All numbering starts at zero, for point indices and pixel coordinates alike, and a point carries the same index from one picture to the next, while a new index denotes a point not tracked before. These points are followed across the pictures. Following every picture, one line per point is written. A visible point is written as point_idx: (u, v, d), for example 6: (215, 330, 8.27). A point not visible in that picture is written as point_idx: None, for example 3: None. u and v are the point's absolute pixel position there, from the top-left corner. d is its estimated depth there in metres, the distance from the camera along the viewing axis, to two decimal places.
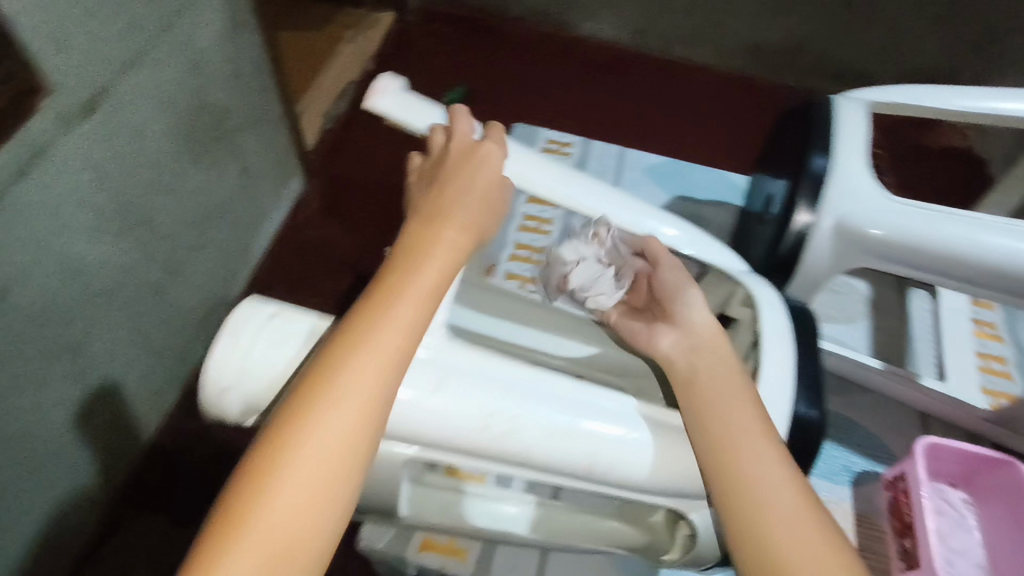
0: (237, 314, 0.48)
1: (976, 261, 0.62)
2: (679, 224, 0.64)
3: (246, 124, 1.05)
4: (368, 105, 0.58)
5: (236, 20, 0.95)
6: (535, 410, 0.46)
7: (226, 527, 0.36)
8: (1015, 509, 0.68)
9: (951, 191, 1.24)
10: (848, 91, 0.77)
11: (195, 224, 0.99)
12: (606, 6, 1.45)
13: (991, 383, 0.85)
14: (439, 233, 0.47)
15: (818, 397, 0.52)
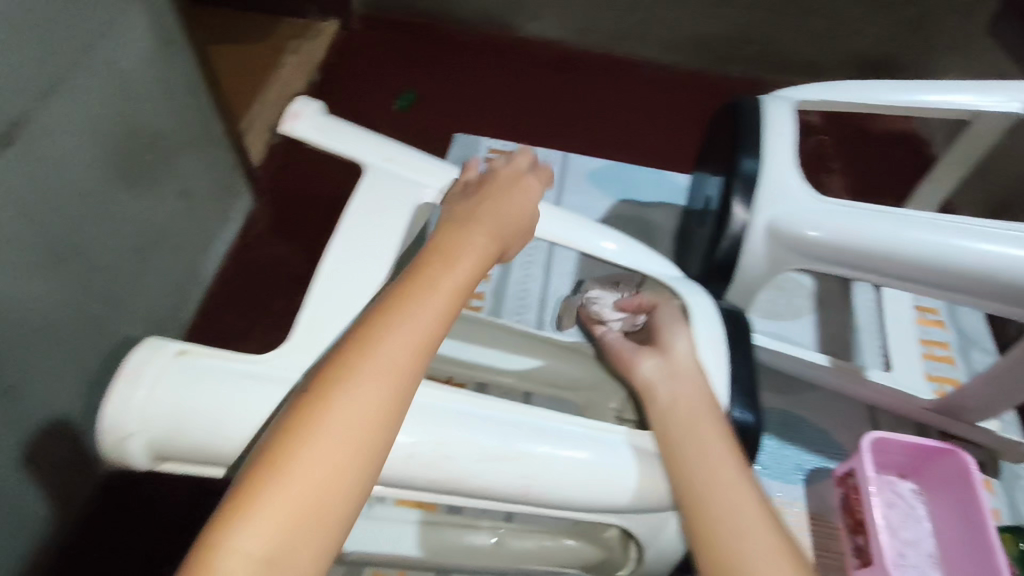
0: (134, 357, 0.41)
1: (921, 260, 0.57)
2: (623, 237, 0.59)
3: (182, 143, 0.99)
4: (282, 131, 0.54)
5: (163, 37, 0.90)
6: (468, 433, 0.44)
7: (237, 503, 0.35)
8: (963, 499, 0.62)
9: (892, 181, 1.25)
10: (779, 90, 0.71)
11: (135, 251, 0.93)
12: (548, 6, 1.38)
13: (935, 368, 0.82)
14: (468, 235, 0.47)
15: (753, 401, 0.52)
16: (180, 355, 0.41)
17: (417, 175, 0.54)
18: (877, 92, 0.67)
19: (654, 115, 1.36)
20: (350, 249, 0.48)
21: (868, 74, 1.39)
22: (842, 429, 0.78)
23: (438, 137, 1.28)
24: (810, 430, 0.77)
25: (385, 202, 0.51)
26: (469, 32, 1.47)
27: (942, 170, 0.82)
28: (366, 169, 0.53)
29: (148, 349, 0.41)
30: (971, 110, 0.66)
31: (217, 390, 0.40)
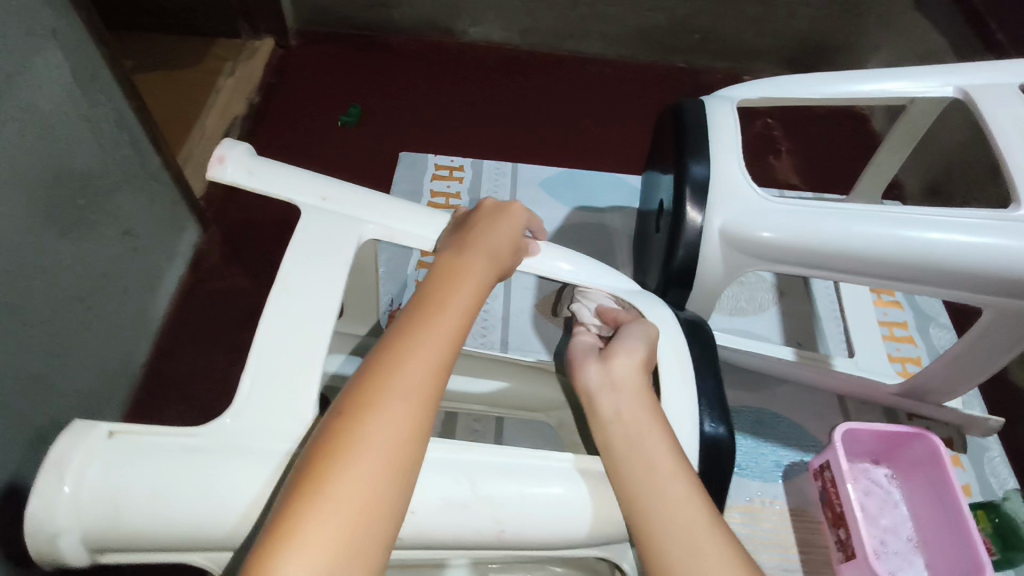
0: (59, 443, 0.38)
1: (869, 254, 0.57)
2: (575, 255, 0.59)
3: (118, 181, 0.95)
4: (212, 179, 0.51)
5: (86, 73, 0.85)
6: (432, 482, 0.42)
7: (281, 531, 0.35)
8: (936, 481, 0.64)
9: (841, 161, 1.27)
10: (721, 91, 0.72)
11: (77, 299, 0.88)
12: (488, 10, 1.37)
13: (896, 350, 0.84)
14: (469, 258, 0.49)
15: (723, 413, 0.52)
16: (111, 437, 0.39)
17: (357, 213, 0.52)
18: (813, 86, 0.68)
19: (603, 115, 1.36)
20: (292, 298, 0.46)
21: (806, 56, 1.41)
22: (813, 419, 0.78)
23: (388, 154, 1.26)
24: (784, 423, 0.78)
25: (328, 243, 0.49)
26: (409, 42, 1.45)
27: (885, 155, 0.82)
28: (304, 213, 0.51)
29: (74, 434, 0.38)
30: (905, 97, 0.66)
31: (154, 469, 0.38)
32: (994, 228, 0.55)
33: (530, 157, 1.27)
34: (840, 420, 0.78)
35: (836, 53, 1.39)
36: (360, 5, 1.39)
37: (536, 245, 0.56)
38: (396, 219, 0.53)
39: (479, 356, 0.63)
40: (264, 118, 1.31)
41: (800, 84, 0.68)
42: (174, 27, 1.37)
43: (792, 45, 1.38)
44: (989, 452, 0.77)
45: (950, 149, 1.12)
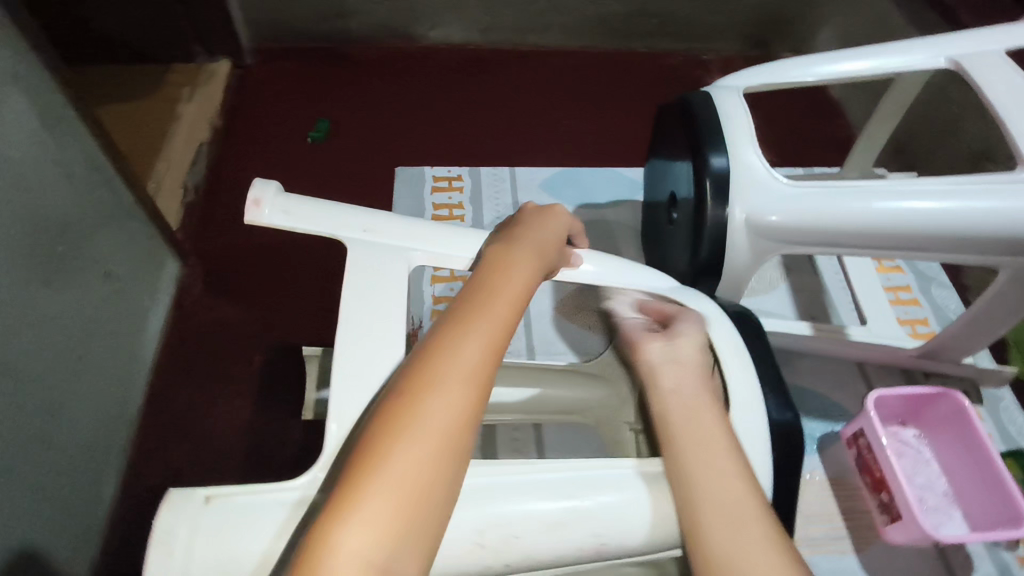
0: (161, 517, 0.38)
1: (883, 229, 0.61)
2: (613, 261, 0.59)
3: (96, 222, 0.87)
4: (249, 223, 0.49)
5: (54, 112, 0.78)
6: (531, 505, 0.42)
7: (334, 510, 0.35)
8: (966, 436, 0.71)
9: (817, 132, 1.30)
10: (721, 80, 0.74)
11: (70, 350, 0.82)
12: (448, 10, 1.35)
13: (905, 313, 0.89)
14: (517, 248, 0.50)
15: (786, 398, 0.53)
16: (209, 502, 0.39)
17: (402, 242, 0.52)
18: (804, 68, 0.70)
19: (577, 107, 1.35)
20: (356, 339, 0.46)
21: (763, 31, 1.43)
22: (839, 389, 0.83)
23: (371, 167, 1.23)
24: (813, 397, 0.82)
25: (376, 277, 0.49)
26: (371, 50, 1.41)
27: (874, 126, 0.86)
28: (349, 248, 0.50)
29: (178, 502, 0.38)
30: (896, 70, 0.69)
31: (251, 529, 0.38)
32: (1002, 192, 0.58)
33: (514, 159, 1.25)
34: (863, 386, 0.83)
35: (794, 25, 1.42)
36: (316, 17, 1.35)
37: (577, 256, 0.57)
38: (439, 244, 0.53)
39: (513, 366, 0.66)
40: (230, 140, 1.26)
41: (791, 67, 0.70)
42: (125, 57, 1.29)
43: (750, 20, 1.40)
44: (1004, 401, 0.82)
45: (916, 113, 1.15)
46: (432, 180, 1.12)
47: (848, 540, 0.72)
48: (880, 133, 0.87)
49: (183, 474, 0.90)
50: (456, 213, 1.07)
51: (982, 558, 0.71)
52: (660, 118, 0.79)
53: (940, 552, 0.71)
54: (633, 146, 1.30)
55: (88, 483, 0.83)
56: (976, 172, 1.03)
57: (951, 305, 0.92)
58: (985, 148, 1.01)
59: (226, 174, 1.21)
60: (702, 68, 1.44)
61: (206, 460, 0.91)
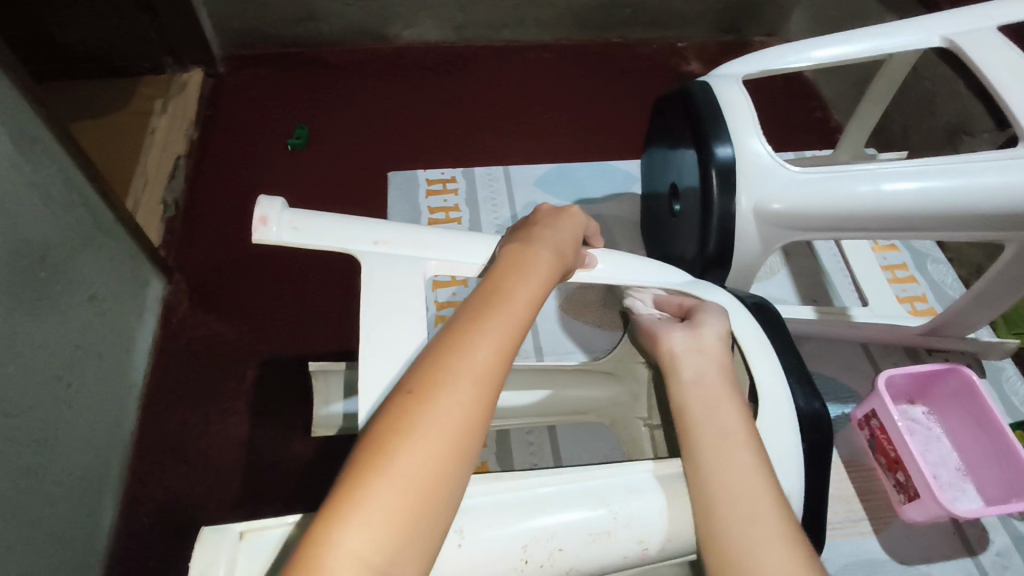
0: (195, 558, 0.36)
1: (891, 212, 0.63)
2: (626, 259, 0.59)
3: (78, 244, 0.83)
4: (257, 242, 0.48)
5: (28, 133, 0.73)
6: (574, 516, 0.42)
7: (337, 504, 0.34)
8: (975, 410, 0.73)
9: (800, 114, 1.30)
10: (715, 70, 0.76)
11: (59, 377, 0.78)
12: (423, 8, 1.33)
13: (903, 291, 0.93)
14: (533, 249, 0.49)
15: (811, 387, 0.53)
16: (243, 537, 0.38)
17: (413, 252, 0.51)
18: (800, 52, 0.71)
19: (558, 101, 1.35)
20: (380, 354, 0.45)
21: (736, 16, 1.43)
22: (846, 371, 0.86)
23: (359, 171, 1.21)
24: (824, 380, 0.85)
25: (396, 288, 0.48)
26: (344, 53, 1.38)
27: (863, 109, 0.88)
28: (364, 261, 0.50)
29: (208, 541, 0.37)
30: (889, 51, 0.70)
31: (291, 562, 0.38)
32: (1007, 167, 0.60)
33: (499, 157, 1.24)
34: (868, 366, 0.86)
35: (769, 9, 1.42)
36: (288, 22, 1.32)
37: (591, 257, 0.57)
38: (455, 252, 0.53)
39: (524, 368, 0.67)
40: (210, 151, 1.23)
41: (787, 52, 0.71)
42: (93, 72, 1.26)
43: (727, 6, 1.40)
44: (1005, 371, 0.86)
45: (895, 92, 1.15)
46: (426, 183, 1.12)
47: (867, 521, 0.74)
48: (869, 115, 0.88)
49: (183, 497, 0.87)
50: (453, 216, 1.07)
51: (997, 529, 0.74)
52: (656, 110, 0.80)
53: (957, 526, 0.74)
54: (622, 137, 1.29)
55: (81, 515, 0.80)
56: (955, 147, 1.04)
57: (947, 279, 0.95)
58: (961, 122, 1.02)
59: (208, 187, 1.18)
60: (678, 56, 1.44)
61: (203, 481, 0.88)
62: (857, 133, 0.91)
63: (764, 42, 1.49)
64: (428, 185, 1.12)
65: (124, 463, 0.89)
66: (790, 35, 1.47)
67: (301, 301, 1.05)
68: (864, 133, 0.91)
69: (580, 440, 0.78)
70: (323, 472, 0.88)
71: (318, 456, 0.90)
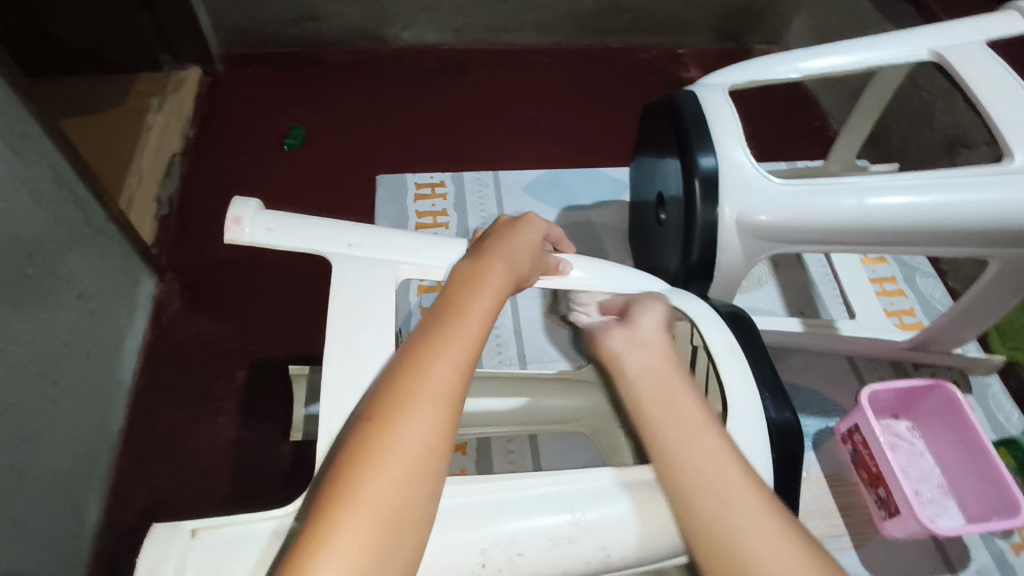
0: (145, 555, 0.36)
1: (875, 225, 0.63)
2: (601, 265, 0.60)
3: (69, 240, 0.83)
4: (230, 242, 0.48)
5: (18, 129, 0.73)
6: (535, 521, 0.41)
7: (310, 541, 0.34)
8: (958, 425, 0.73)
9: (796, 122, 1.30)
10: (704, 79, 0.75)
11: (45, 375, 0.77)
12: (421, 10, 1.32)
13: (891, 304, 0.92)
14: (488, 261, 0.49)
15: (783, 398, 0.52)
16: (195, 536, 0.37)
17: (388, 257, 0.51)
18: (789, 63, 0.71)
19: (554, 106, 1.34)
20: (351, 358, 0.45)
21: (734, 23, 1.43)
22: (832, 384, 0.86)
23: (351, 173, 1.21)
24: (808, 393, 0.85)
25: (370, 292, 0.48)
26: (342, 54, 1.38)
27: (856, 119, 0.87)
28: (340, 264, 0.49)
29: (158, 538, 0.36)
30: (878, 64, 0.70)
31: (244, 561, 0.37)
32: (993, 183, 0.60)
33: (491, 162, 1.24)
34: (853, 380, 0.86)
35: (766, 18, 1.42)
36: (286, 22, 1.32)
37: (566, 263, 0.57)
38: (431, 257, 0.53)
39: (503, 376, 0.68)
40: (204, 149, 1.23)
41: (777, 62, 0.71)
42: (89, 68, 1.25)
43: (724, 14, 1.40)
44: (992, 387, 0.85)
45: (891, 103, 1.15)
46: (416, 186, 1.12)
47: (847, 536, 0.73)
48: (860, 126, 0.88)
49: (166, 497, 0.86)
50: (440, 220, 1.06)
51: (978, 546, 0.73)
52: (644, 119, 0.80)
53: (938, 542, 0.73)
54: (616, 143, 1.29)
55: (64, 514, 0.79)
56: (950, 158, 1.04)
57: (936, 292, 0.95)
58: (957, 134, 1.02)
59: (201, 185, 1.18)
60: (675, 63, 1.44)
61: (188, 481, 0.88)
62: (848, 144, 0.91)
63: (763, 49, 1.48)
64: (418, 189, 1.12)
65: (110, 462, 0.89)
66: (789, 44, 1.47)
67: (288, 302, 1.05)
68: (856, 145, 0.91)
69: (556, 452, 0.79)
70: (306, 476, 0.88)
71: (301, 459, 0.89)
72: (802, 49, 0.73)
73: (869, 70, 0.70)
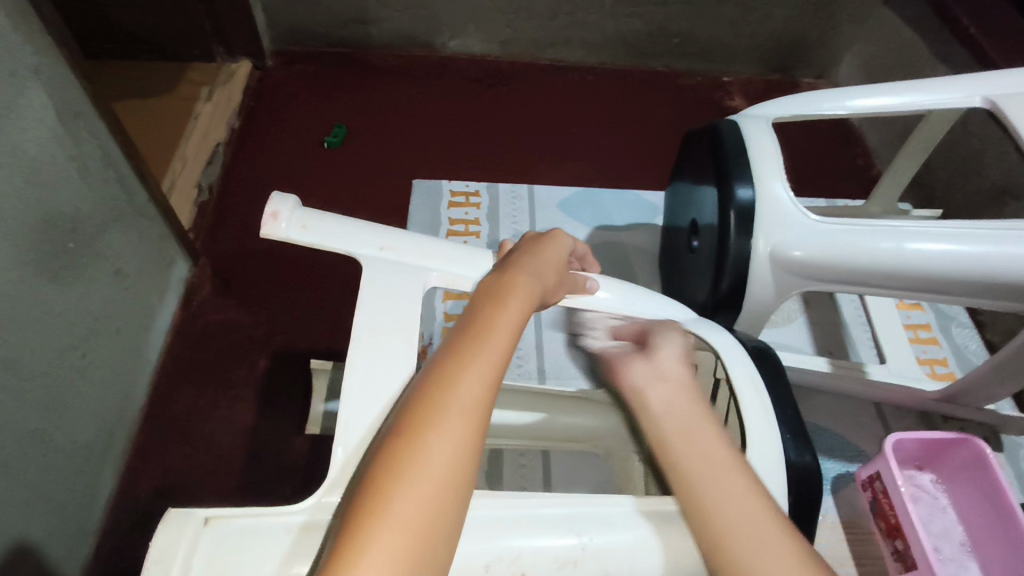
0: (158, 537, 0.36)
1: (913, 271, 0.61)
2: (627, 288, 0.59)
3: (110, 218, 0.85)
4: (265, 236, 0.48)
5: (72, 108, 0.75)
6: (542, 541, 0.41)
7: (341, 556, 0.33)
8: (986, 484, 0.70)
9: (840, 160, 1.28)
10: (748, 110, 0.75)
11: (76, 347, 0.79)
12: (470, 20, 1.34)
13: (923, 352, 0.90)
14: (514, 275, 0.49)
15: (804, 440, 0.52)
16: (208, 524, 0.38)
17: (419, 263, 0.51)
18: (837, 100, 0.70)
19: (594, 124, 1.34)
20: (373, 360, 0.45)
21: (783, 54, 1.41)
22: (856, 429, 0.84)
23: (388, 175, 1.22)
24: (830, 436, 0.83)
25: (398, 296, 0.48)
26: (389, 58, 1.40)
27: (901, 162, 0.86)
28: (370, 267, 0.50)
29: (172, 522, 0.37)
30: (931, 107, 0.69)
31: (255, 553, 0.37)
32: None
33: (527, 174, 1.24)
34: (878, 427, 0.84)
35: (816, 52, 1.41)
36: (339, 22, 1.35)
37: (593, 282, 0.57)
38: (460, 266, 0.53)
39: (522, 390, 0.68)
40: (248, 140, 1.26)
41: (824, 98, 0.71)
42: (146, 54, 1.30)
43: (772, 46, 1.39)
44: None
45: (940, 147, 1.13)
46: (450, 194, 1.13)
47: None
48: (905, 170, 0.87)
49: (181, 477, 0.88)
50: (472, 229, 1.07)
51: None
52: (684, 144, 0.80)
53: None
54: (653, 167, 1.28)
55: (80, 485, 0.80)
56: (998, 209, 1.01)
57: (971, 345, 0.93)
58: (1007, 184, 0.99)
59: (242, 175, 1.20)
60: (720, 90, 1.43)
61: (203, 465, 0.89)
62: (890, 186, 0.89)
63: (811, 83, 1.47)
64: (452, 196, 1.13)
65: (129, 438, 0.90)
66: (838, 80, 1.45)
67: (316, 296, 1.06)
68: (899, 188, 0.89)
69: (566, 472, 0.79)
70: (318, 472, 0.88)
71: (315, 453, 0.90)
72: (851, 87, 0.72)
73: (920, 112, 0.69)
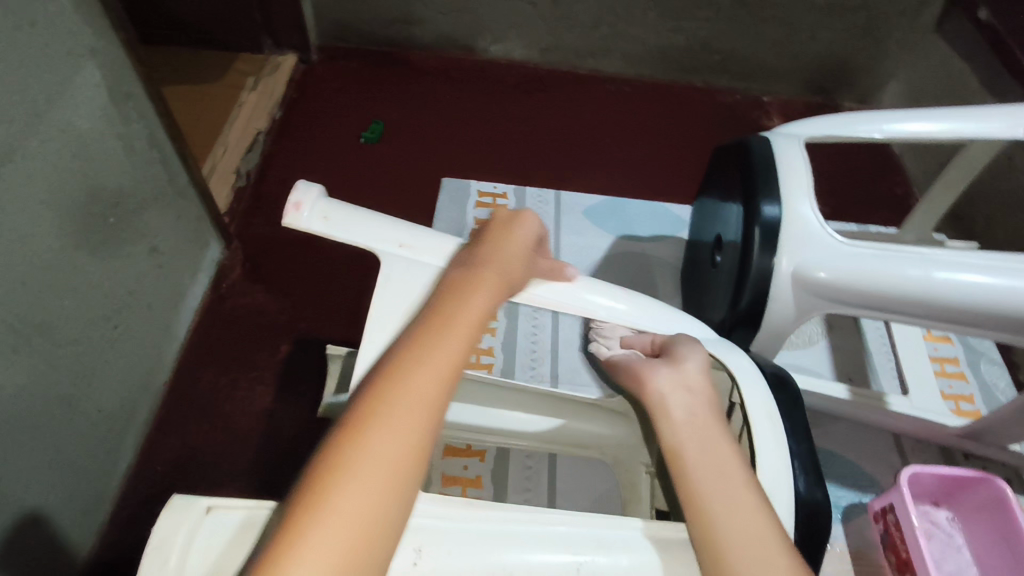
0: (160, 523, 0.37)
1: (939, 301, 0.60)
2: (643, 302, 0.59)
3: (151, 197, 0.87)
4: (287, 225, 0.50)
5: (124, 89, 0.78)
6: (538, 558, 0.41)
7: (281, 547, 0.34)
8: (1004, 526, 0.68)
9: (875, 185, 1.26)
10: (781, 128, 0.74)
11: (109, 319, 0.82)
12: (513, 26, 1.35)
13: (949, 387, 0.88)
14: (480, 270, 0.49)
15: (816, 475, 0.51)
16: (209, 513, 0.39)
17: (439, 261, 0.51)
18: (873, 123, 0.69)
19: (628, 136, 1.34)
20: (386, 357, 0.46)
21: (827, 77, 1.39)
22: (873, 459, 0.82)
23: (419, 172, 1.24)
24: (845, 464, 0.81)
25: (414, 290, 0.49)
26: (430, 58, 1.42)
27: (938, 191, 0.84)
28: (389, 261, 0.51)
29: (174, 510, 0.38)
30: (970, 136, 0.67)
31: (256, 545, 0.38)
32: None
33: (557, 180, 1.25)
34: (895, 458, 0.82)
35: (860, 76, 1.39)
36: (384, 21, 1.37)
37: (571, 269, 0.56)
38: None
39: (533, 391, 0.68)
40: (288, 129, 1.29)
41: (860, 121, 0.69)
42: (198, 41, 1.34)
43: (815, 67, 1.37)
44: None
45: (982, 179, 1.10)
46: (478, 194, 1.14)
47: None
48: (941, 199, 0.85)
49: (198, 452, 0.90)
50: None
51: None
52: (714, 159, 0.79)
53: None
54: (683, 182, 1.27)
55: (101, 452, 0.83)
56: None
57: (1001, 383, 0.90)
58: None
59: (280, 162, 1.23)
60: (758, 109, 1.41)
61: (219, 442, 0.91)
62: (926, 215, 0.87)
63: (853, 107, 1.44)
64: (479, 197, 1.14)
65: (151, 411, 0.93)
66: (882, 105, 1.42)
67: (339, 286, 1.08)
68: (935, 217, 0.87)
69: (570, 477, 0.79)
70: None
71: None
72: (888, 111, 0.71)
73: (960, 140, 0.68)
